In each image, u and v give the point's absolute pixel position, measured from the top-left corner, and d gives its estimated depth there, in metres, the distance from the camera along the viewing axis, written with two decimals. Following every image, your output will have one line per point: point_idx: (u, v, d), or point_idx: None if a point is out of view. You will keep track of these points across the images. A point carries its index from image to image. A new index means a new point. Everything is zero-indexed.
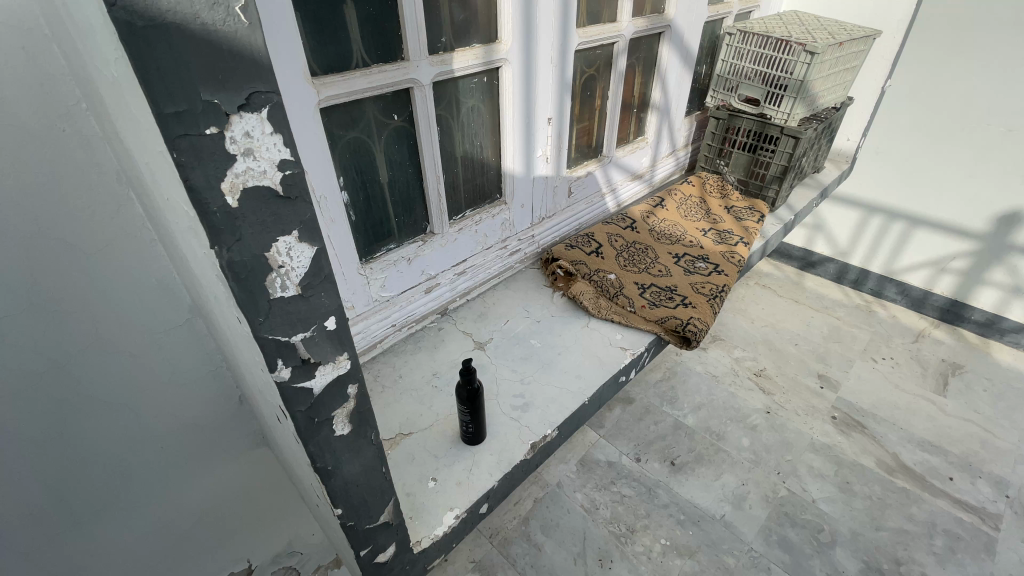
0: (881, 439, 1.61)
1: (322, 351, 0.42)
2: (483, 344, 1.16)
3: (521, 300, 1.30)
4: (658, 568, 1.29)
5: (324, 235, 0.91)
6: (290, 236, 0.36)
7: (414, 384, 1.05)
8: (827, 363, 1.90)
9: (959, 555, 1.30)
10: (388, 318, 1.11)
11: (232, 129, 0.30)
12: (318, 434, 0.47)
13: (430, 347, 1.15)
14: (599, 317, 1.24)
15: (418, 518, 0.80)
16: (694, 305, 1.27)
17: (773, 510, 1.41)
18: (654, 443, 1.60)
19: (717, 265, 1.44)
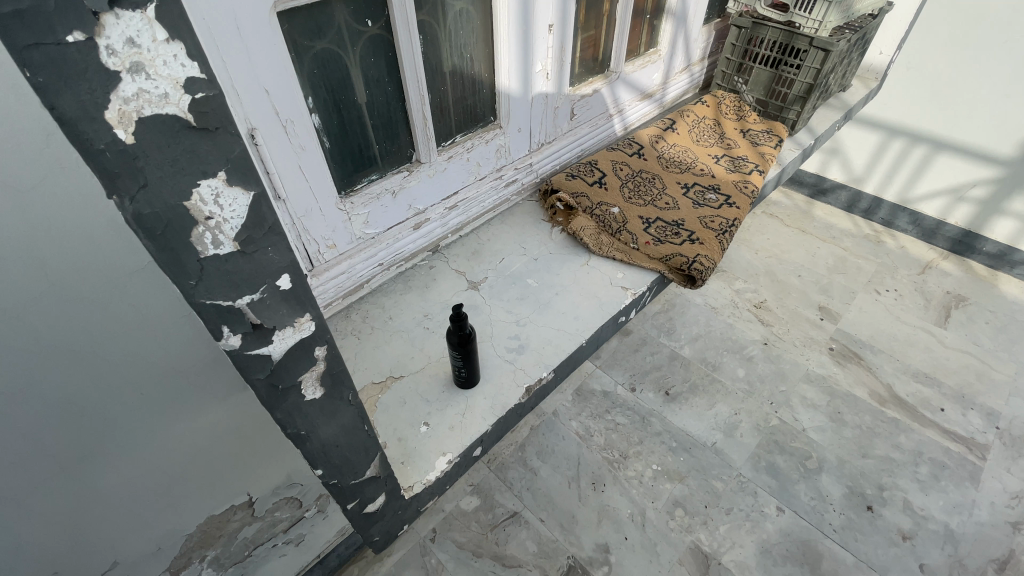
0: (876, 370, 1.62)
1: (277, 316, 0.41)
2: (477, 285, 1.11)
3: (517, 235, 1.24)
4: (649, 491, 1.34)
5: (295, 164, 0.84)
6: (216, 177, 0.32)
7: (404, 326, 1.02)
8: (830, 295, 1.87)
9: (942, 482, 1.35)
10: (375, 258, 1.06)
11: (107, 34, 0.26)
12: (286, 400, 0.46)
13: (421, 285, 1.11)
14: (600, 254, 1.18)
15: (410, 463, 0.81)
16: (702, 242, 1.21)
17: (763, 438, 1.45)
18: (650, 373, 1.61)
19: (728, 197, 1.36)
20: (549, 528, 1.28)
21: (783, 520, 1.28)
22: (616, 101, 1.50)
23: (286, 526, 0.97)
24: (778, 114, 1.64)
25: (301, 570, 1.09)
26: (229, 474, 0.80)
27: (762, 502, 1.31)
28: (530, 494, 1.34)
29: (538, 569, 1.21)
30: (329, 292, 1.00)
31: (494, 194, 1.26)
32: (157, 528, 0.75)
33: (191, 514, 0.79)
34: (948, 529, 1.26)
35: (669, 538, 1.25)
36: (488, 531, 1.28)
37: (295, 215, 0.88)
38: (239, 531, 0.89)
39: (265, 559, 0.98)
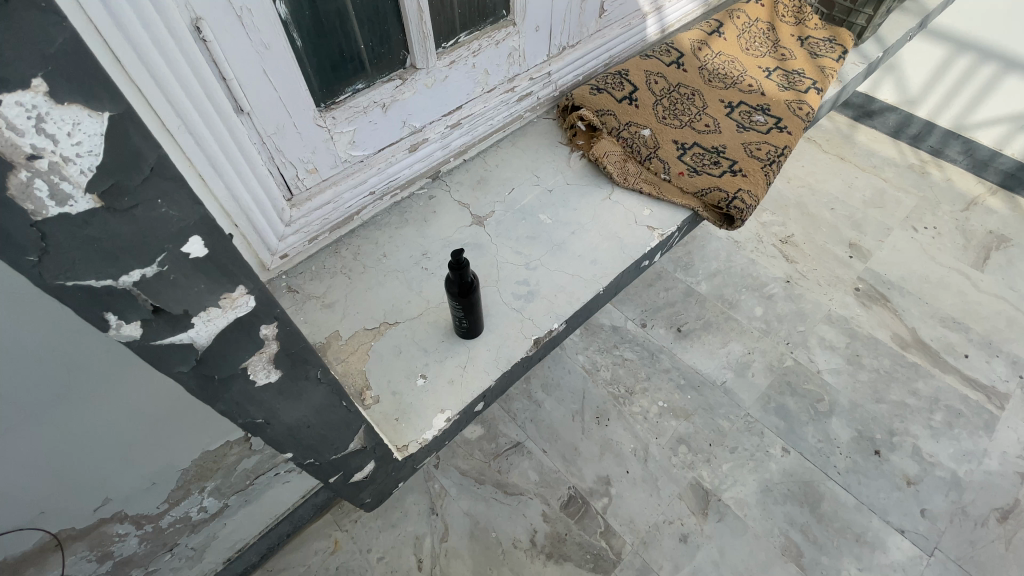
0: (902, 313, 1.54)
1: (190, 295, 0.32)
2: (482, 220, 1.01)
3: (529, 161, 1.12)
4: (653, 428, 1.32)
5: (256, 70, 0.71)
6: (33, 95, 0.22)
7: (401, 266, 0.94)
8: (862, 231, 1.74)
9: (955, 430, 1.32)
10: (364, 186, 0.95)
11: None
12: (230, 389, 0.40)
13: (419, 219, 1.02)
14: (625, 188, 1.06)
15: (405, 421, 0.77)
16: (744, 174, 1.08)
17: (775, 379, 1.40)
18: (663, 309, 1.54)
19: (779, 119, 1.20)
20: (551, 459, 1.28)
21: (787, 461, 1.27)
22: None
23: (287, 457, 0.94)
24: (845, 18, 1.42)
25: (307, 494, 1.08)
26: (185, 433, 0.73)
27: (768, 443, 1.30)
28: (534, 426, 1.33)
29: (539, 498, 1.23)
30: (315, 224, 0.91)
31: (505, 109, 1.11)
32: (134, 472, 0.71)
33: (173, 457, 0.74)
34: (954, 477, 1.25)
35: (671, 473, 1.25)
36: (491, 460, 1.29)
37: (263, 132, 0.77)
38: (239, 462, 0.86)
39: (268, 487, 0.96)
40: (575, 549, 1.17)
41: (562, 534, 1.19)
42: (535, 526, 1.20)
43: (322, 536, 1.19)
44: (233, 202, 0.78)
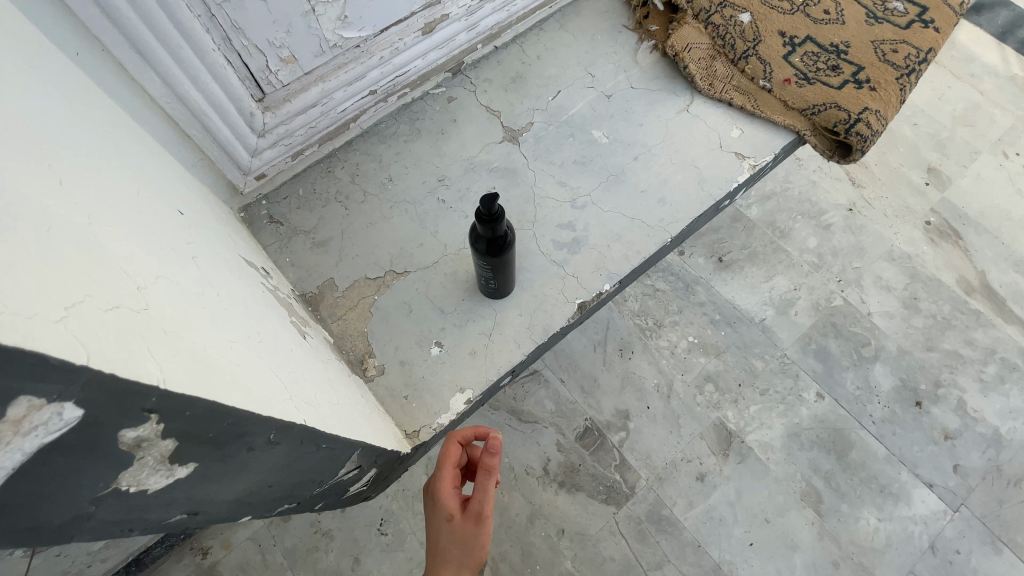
0: (974, 253, 1.36)
1: None
2: (516, 136, 0.85)
3: (582, 51, 0.91)
4: (680, 364, 1.23)
5: None
6: None
7: (409, 196, 0.81)
8: (946, 154, 1.49)
9: (1007, 385, 1.22)
10: (364, 82, 0.78)
11: None
12: (90, 523, 0.27)
13: (435, 132, 0.85)
14: (709, 96, 0.87)
15: (415, 401, 0.69)
16: (871, 85, 0.86)
17: (820, 320, 1.28)
18: (705, 235, 1.37)
19: (922, 9, 0.95)
20: (568, 389, 1.22)
21: (819, 407, 1.19)
22: None
23: None
24: None
25: None
26: None
27: (802, 387, 1.21)
28: (553, 354, 1.25)
29: (554, 427, 1.19)
30: (299, 133, 0.77)
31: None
32: None
33: None
34: (996, 434, 1.17)
35: (694, 412, 1.19)
36: (507, 386, 1.23)
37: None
38: None
39: None
40: (588, 479, 1.15)
41: (575, 465, 1.16)
42: (548, 454, 1.17)
43: None
44: (180, 105, 0.62)
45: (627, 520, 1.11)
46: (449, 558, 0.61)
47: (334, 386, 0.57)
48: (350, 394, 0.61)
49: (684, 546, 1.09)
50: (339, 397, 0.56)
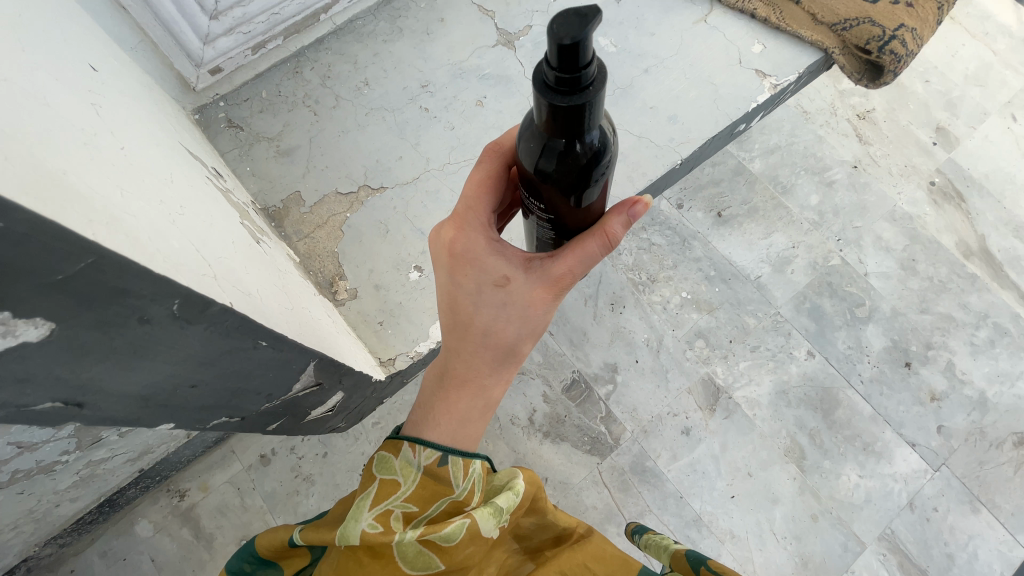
0: (975, 217, 1.33)
1: None
2: (511, 41, 1.03)
3: None
4: (671, 319, 1.20)
5: None
6: None
7: (396, 103, 0.98)
8: (956, 112, 1.42)
9: (996, 349, 1.22)
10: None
11: None
12: (112, 341, 0.33)
13: (419, 32, 1.03)
14: (729, 7, 1.05)
15: (386, 325, 0.87)
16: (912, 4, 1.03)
17: (815, 279, 1.25)
18: (704, 188, 1.30)
19: None
20: (557, 341, 1.18)
21: (809, 365, 1.18)
22: None
23: None
24: None
25: None
26: None
27: (793, 345, 1.20)
28: None
29: (541, 379, 1.16)
30: (252, 23, 0.95)
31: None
32: None
33: None
34: (981, 397, 1.18)
35: (683, 367, 1.17)
36: None
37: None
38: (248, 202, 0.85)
39: None
40: (572, 431, 1.13)
41: (561, 415, 1.14)
42: (534, 406, 1.14)
43: None
44: None
45: (611, 471, 1.11)
46: (513, 330, 0.57)
47: (274, 294, 0.57)
48: (292, 309, 0.62)
49: (666, 498, 1.09)
50: (279, 305, 0.56)
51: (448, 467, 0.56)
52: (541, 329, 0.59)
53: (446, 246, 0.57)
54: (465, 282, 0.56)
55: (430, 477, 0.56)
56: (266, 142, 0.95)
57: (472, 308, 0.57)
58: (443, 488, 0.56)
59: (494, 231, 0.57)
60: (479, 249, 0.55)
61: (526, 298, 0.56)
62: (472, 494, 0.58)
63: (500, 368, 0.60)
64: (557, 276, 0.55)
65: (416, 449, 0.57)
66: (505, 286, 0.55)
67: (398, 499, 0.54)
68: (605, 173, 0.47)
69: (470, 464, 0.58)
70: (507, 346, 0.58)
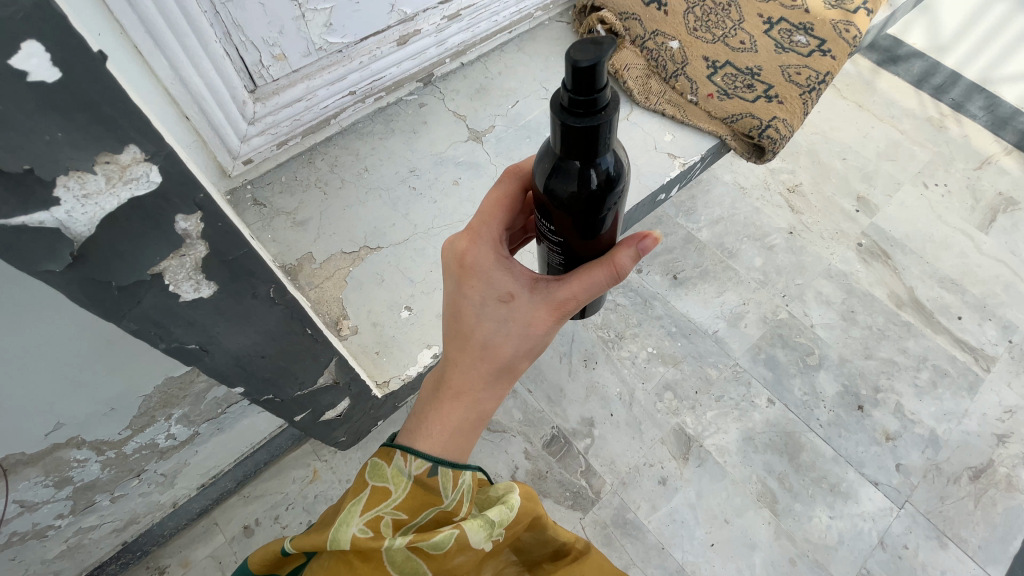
0: (902, 271, 1.50)
1: (42, 147, 0.29)
2: (480, 135, 1.21)
3: (534, 72, 1.31)
4: (640, 373, 1.29)
5: None
6: None
7: (387, 183, 1.13)
8: (872, 184, 1.65)
9: (939, 389, 1.32)
10: (343, 82, 1.09)
11: None
12: (154, 307, 0.43)
13: (408, 131, 1.20)
14: (645, 107, 1.26)
15: (383, 352, 0.96)
16: (782, 102, 1.25)
17: (767, 331, 1.38)
18: (660, 255, 1.46)
19: (823, 42, 1.36)
20: (535, 399, 1.25)
21: (771, 412, 1.27)
22: None
23: None
24: None
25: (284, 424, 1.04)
26: None
27: (754, 393, 1.29)
28: None
29: (521, 436, 1.21)
30: (279, 127, 1.05)
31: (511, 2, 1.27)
32: (87, 396, 0.62)
33: (133, 379, 0.66)
34: (932, 434, 1.26)
35: (655, 418, 1.25)
36: None
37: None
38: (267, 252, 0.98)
39: (242, 415, 0.91)
40: (554, 486, 1.17)
41: (543, 471, 1.18)
42: (516, 462, 1.19)
43: (300, 464, 1.14)
44: (182, 87, 0.87)
45: (594, 525, 1.13)
46: (511, 345, 0.65)
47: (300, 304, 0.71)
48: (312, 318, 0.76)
49: (649, 550, 1.11)
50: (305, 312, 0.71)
51: (438, 477, 0.66)
52: (536, 346, 0.67)
53: (459, 257, 0.64)
54: (472, 294, 0.64)
55: (419, 487, 0.65)
56: (285, 216, 1.07)
57: (475, 320, 0.65)
58: (431, 498, 0.65)
59: (504, 249, 0.65)
60: (488, 264, 0.63)
61: (526, 318, 0.63)
62: (459, 505, 0.67)
63: (494, 381, 0.68)
64: (559, 302, 0.62)
65: (406, 459, 0.65)
66: (508, 302, 0.63)
67: (389, 506, 0.62)
68: (615, 203, 0.55)
69: (460, 475, 0.68)
70: (503, 361, 0.67)
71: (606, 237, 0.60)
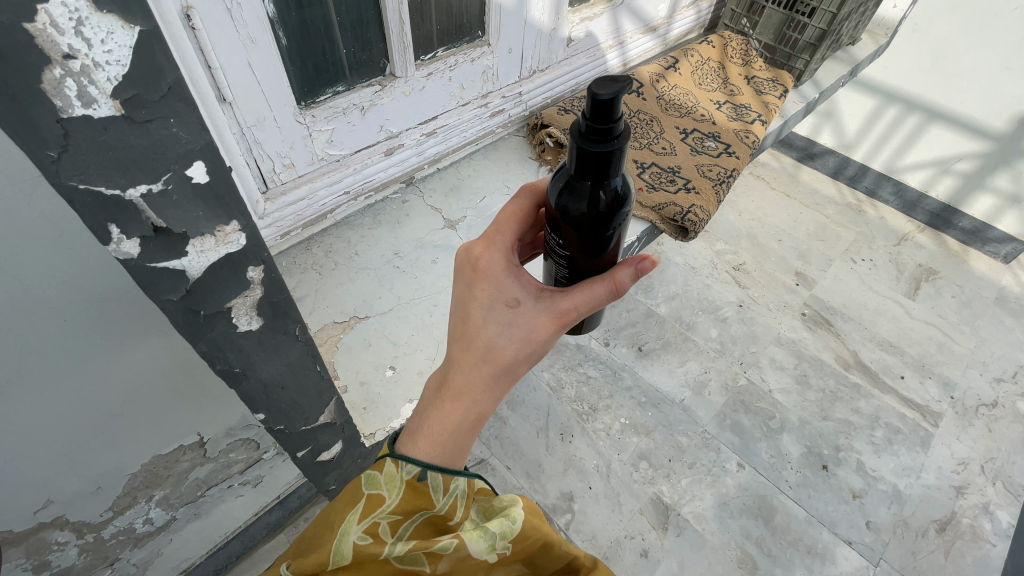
0: (844, 337, 1.64)
1: (189, 218, 0.37)
2: (454, 224, 1.35)
3: (499, 173, 1.50)
4: (615, 444, 1.34)
5: (253, 61, 0.92)
6: (106, 97, 0.29)
7: (373, 263, 1.24)
8: (807, 261, 1.84)
9: (895, 445, 1.40)
10: (339, 185, 1.22)
11: (51, 19, 0.25)
12: (213, 328, 0.46)
13: (392, 221, 1.34)
14: None
15: (370, 409, 1.03)
16: (698, 193, 1.48)
17: (729, 398, 1.46)
18: (625, 329, 1.57)
19: (728, 146, 1.64)
20: (514, 475, 1.27)
21: (742, 476, 1.31)
22: (614, 30, 1.73)
23: (242, 468, 0.90)
24: (786, 61, 1.87)
25: (260, 511, 1.03)
26: None
27: (724, 458, 1.34)
28: (498, 442, 1.31)
29: None
30: (283, 219, 1.16)
31: (477, 122, 1.46)
32: (80, 474, 0.64)
33: (125, 456, 0.68)
34: (895, 490, 1.32)
35: (632, 489, 1.27)
36: None
37: (244, 123, 0.98)
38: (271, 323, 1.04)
39: (219, 501, 0.92)
40: None
41: None
42: None
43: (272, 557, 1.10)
44: None
45: None
46: (514, 349, 0.65)
47: None
48: None
49: None
50: None
51: (427, 482, 0.62)
52: (537, 354, 0.67)
53: (473, 262, 0.68)
54: (481, 296, 0.66)
55: (410, 490, 0.61)
56: None
57: (481, 322, 0.66)
58: (423, 501, 0.61)
59: (515, 259, 0.68)
60: (499, 270, 0.67)
61: (530, 323, 0.65)
62: (453, 509, 0.62)
63: (494, 386, 0.67)
64: (562, 310, 0.65)
65: (398, 463, 0.62)
66: (515, 306, 0.66)
67: (382, 510, 0.58)
68: (620, 225, 0.63)
69: (452, 481, 0.64)
70: (504, 366, 0.66)
71: (609, 256, 0.67)
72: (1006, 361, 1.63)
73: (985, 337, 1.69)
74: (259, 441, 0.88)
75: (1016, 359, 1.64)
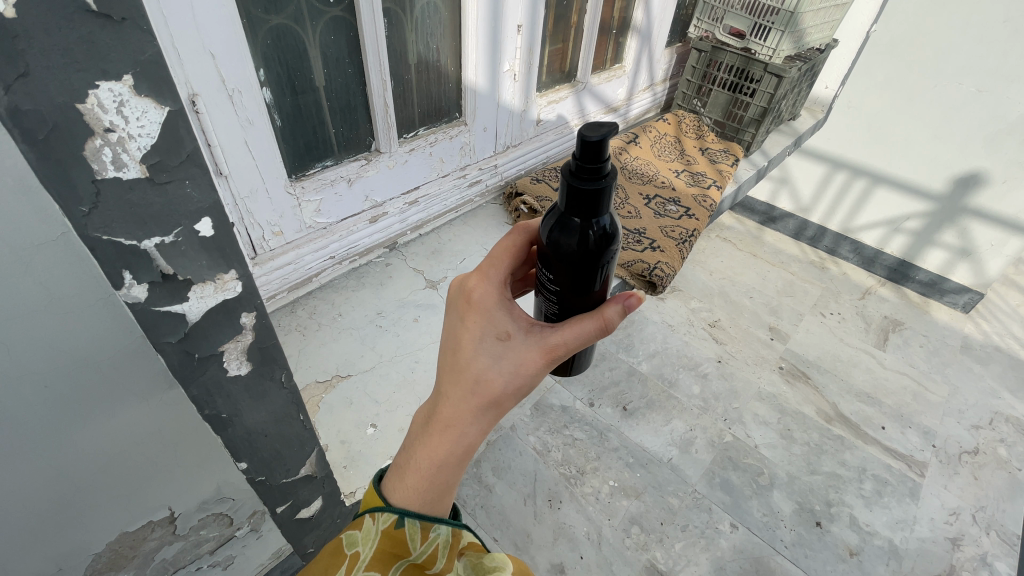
0: (822, 389, 1.67)
1: (193, 267, 0.40)
2: (436, 284, 1.40)
3: (479, 237, 1.57)
4: (606, 509, 1.30)
5: (249, 139, 0.99)
6: (135, 165, 0.33)
7: (357, 323, 1.26)
8: (779, 316, 1.91)
9: (885, 498, 1.39)
10: (325, 250, 1.27)
11: (96, 100, 0.29)
12: (205, 373, 0.47)
13: (376, 283, 1.37)
14: None
15: (350, 469, 1.00)
16: (663, 251, 1.56)
17: (717, 455, 1.44)
18: (608, 388, 1.57)
19: (689, 209, 1.75)
20: (502, 547, 1.21)
21: (736, 538, 1.28)
22: (579, 110, 1.89)
23: (212, 547, 0.86)
24: (735, 134, 2.04)
25: None
26: None
27: (716, 519, 1.31)
28: (484, 511, 1.26)
29: None
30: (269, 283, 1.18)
31: (456, 191, 1.55)
32: (44, 552, 0.60)
33: (94, 532, 0.64)
34: (892, 545, 1.29)
35: (625, 557, 1.22)
36: None
37: (238, 194, 1.03)
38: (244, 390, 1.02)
39: None
40: None
41: None
42: None
43: None
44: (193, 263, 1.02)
45: None
46: (503, 379, 0.66)
47: None
48: None
49: None
50: None
51: (405, 528, 0.59)
52: (523, 388, 0.68)
53: (467, 294, 0.71)
54: (473, 326, 0.68)
55: (388, 539, 0.58)
56: None
57: (473, 352, 0.67)
58: (401, 550, 0.58)
59: (507, 293, 0.72)
60: (492, 302, 0.70)
61: (520, 355, 0.67)
62: (434, 558, 0.60)
63: (482, 419, 0.66)
64: (551, 345, 0.68)
65: (375, 515, 0.60)
66: (505, 338, 0.68)
67: (361, 567, 0.55)
68: (608, 264, 0.68)
69: (432, 526, 0.61)
70: (493, 398, 0.66)
71: (597, 294, 0.71)
72: (980, 407, 1.67)
73: (957, 385, 1.74)
74: (232, 515, 0.84)
75: (988, 406, 1.69)
